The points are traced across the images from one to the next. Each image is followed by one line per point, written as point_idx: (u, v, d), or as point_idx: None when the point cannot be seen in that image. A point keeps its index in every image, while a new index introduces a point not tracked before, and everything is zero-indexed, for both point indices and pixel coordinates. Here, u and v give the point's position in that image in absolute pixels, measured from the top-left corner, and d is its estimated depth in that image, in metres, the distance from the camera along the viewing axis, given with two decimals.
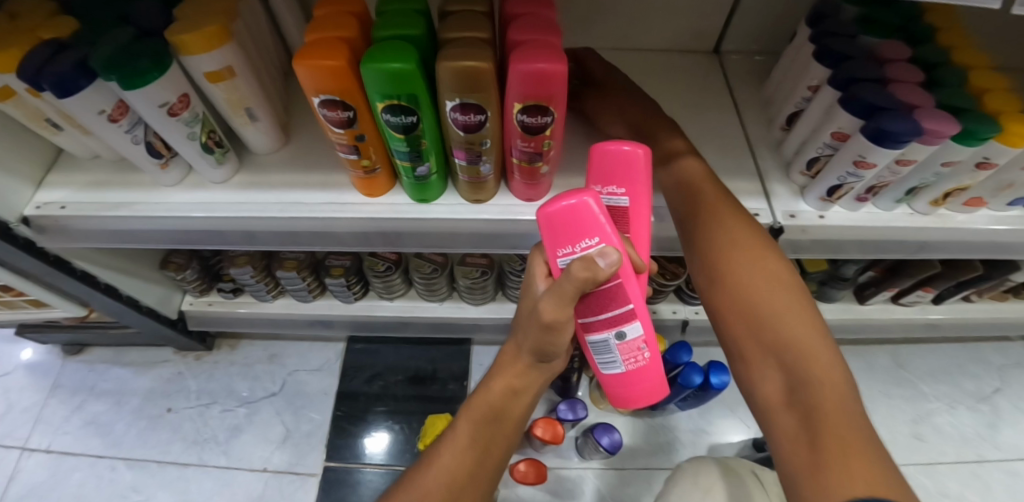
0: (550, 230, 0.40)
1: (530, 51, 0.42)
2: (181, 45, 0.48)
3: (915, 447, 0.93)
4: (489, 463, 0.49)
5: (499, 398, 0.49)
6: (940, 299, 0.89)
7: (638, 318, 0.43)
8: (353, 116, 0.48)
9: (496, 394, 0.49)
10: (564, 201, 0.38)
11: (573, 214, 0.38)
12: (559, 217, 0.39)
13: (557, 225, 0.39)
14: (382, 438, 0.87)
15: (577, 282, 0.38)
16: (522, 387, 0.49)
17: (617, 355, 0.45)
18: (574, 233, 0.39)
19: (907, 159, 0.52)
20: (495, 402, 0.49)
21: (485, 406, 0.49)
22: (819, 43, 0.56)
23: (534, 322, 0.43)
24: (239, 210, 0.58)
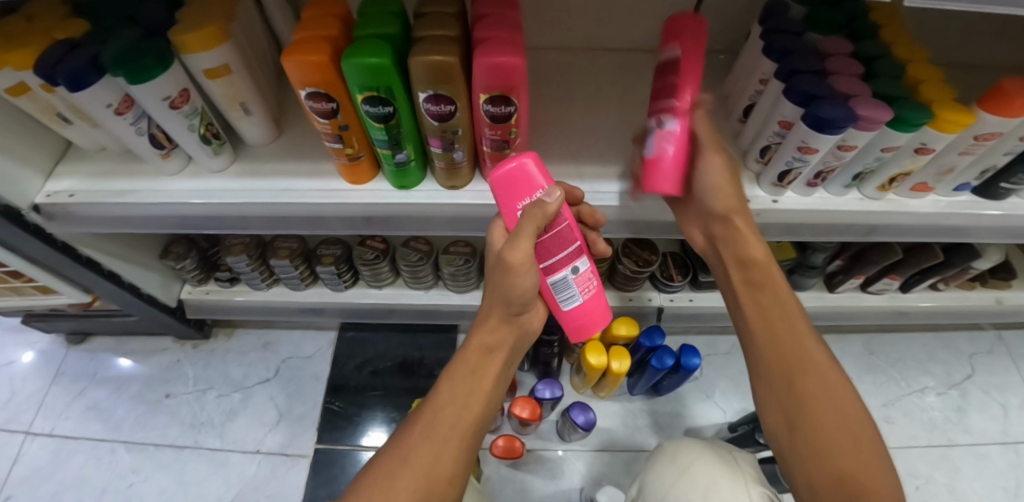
0: (502, 193, 0.48)
1: (492, 46, 0.47)
2: (183, 45, 0.53)
3: (886, 431, 0.96)
4: (472, 420, 0.52)
5: (475, 355, 0.54)
6: (907, 286, 0.93)
7: (586, 251, 0.52)
8: (337, 107, 0.53)
9: (472, 352, 0.54)
10: (509, 164, 0.47)
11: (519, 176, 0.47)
12: (511, 177, 0.47)
13: (508, 183, 0.47)
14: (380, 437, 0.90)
15: (534, 219, 0.45)
16: (495, 344, 0.54)
17: (575, 288, 0.52)
18: (525, 188, 0.47)
19: (848, 144, 0.56)
20: (472, 360, 0.54)
21: (462, 365, 0.53)
22: (769, 40, 0.60)
23: (498, 270, 0.49)
24: (233, 197, 0.63)
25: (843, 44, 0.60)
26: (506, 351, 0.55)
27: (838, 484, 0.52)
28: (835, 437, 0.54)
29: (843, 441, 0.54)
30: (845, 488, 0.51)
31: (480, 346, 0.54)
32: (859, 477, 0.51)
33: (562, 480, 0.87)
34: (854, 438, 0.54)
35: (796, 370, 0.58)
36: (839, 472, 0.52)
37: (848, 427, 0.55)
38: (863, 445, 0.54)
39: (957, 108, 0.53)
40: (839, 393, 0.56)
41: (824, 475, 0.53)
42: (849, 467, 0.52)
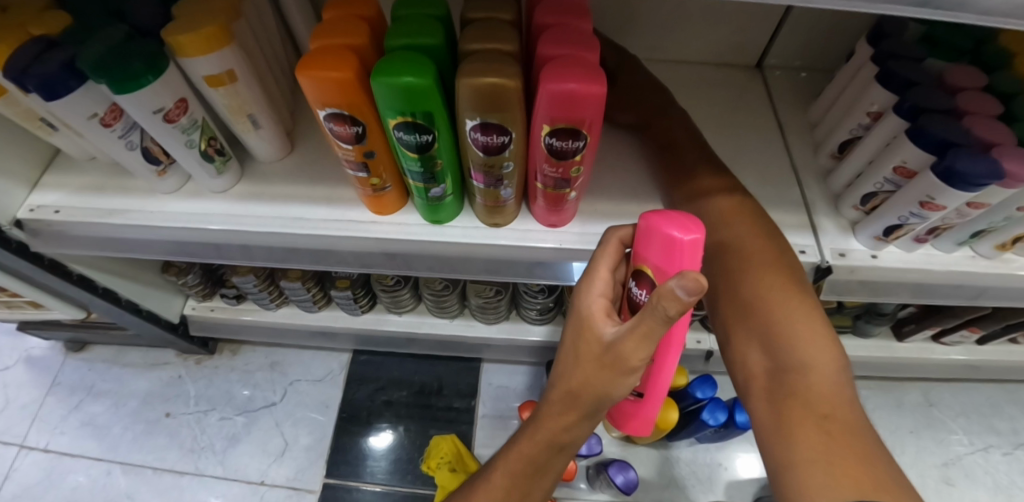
0: (666, 266, 0.35)
1: (562, 69, 0.37)
2: (178, 47, 0.44)
3: (947, 494, 0.87)
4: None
5: (537, 452, 0.49)
6: (985, 339, 0.82)
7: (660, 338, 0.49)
8: (363, 131, 0.43)
9: (536, 445, 0.49)
10: (680, 235, 0.33)
11: (678, 250, 0.34)
12: (666, 244, 0.34)
13: (675, 259, 0.34)
14: (387, 438, 0.85)
15: (654, 317, 0.32)
16: (565, 439, 0.48)
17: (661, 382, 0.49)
18: (693, 260, 0.34)
19: (979, 201, 0.46)
20: (531, 456, 0.49)
21: (523, 459, 0.49)
22: (884, 65, 0.50)
23: (596, 364, 0.40)
24: (237, 223, 0.54)
25: (974, 74, 0.49)
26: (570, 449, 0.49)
27: (758, 337, 0.44)
28: (763, 283, 0.45)
29: (769, 285, 0.44)
30: (763, 338, 0.43)
31: (544, 438, 0.48)
32: (793, 346, 0.41)
33: None
34: (783, 281, 0.44)
35: (717, 232, 0.49)
36: (756, 323, 0.44)
37: (773, 272, 0.45)
38: (791, 286, 0.44)
39: None
40: (760, 241, 0.47)
41: (744, 326, 0.45)
42: (773, 315, 0.43)
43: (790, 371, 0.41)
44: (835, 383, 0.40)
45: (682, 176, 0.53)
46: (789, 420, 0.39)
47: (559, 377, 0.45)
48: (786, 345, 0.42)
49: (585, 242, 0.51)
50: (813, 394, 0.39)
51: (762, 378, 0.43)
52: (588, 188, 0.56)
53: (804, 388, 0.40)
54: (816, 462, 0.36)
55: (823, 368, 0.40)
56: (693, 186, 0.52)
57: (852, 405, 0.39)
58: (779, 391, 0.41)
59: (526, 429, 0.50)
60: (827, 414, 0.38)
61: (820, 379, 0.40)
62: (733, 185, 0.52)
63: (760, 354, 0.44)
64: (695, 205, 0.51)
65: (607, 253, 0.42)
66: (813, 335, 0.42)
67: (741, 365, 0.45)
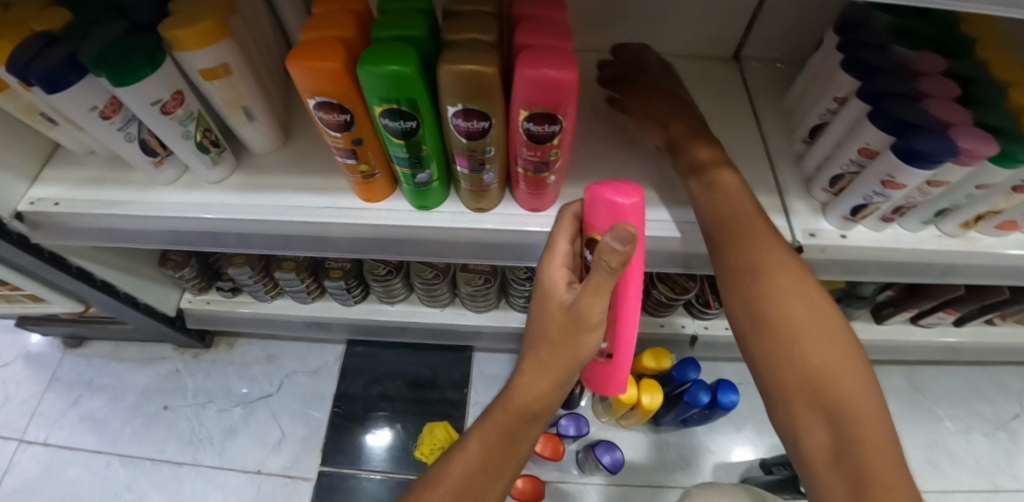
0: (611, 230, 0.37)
1: (538, 56, 0.39)
2: (175, 41, 0.46)
3: (928, 474, 0.89)
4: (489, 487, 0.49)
5: (513, 421, 0.50)
6: (962, 321, 0.85)
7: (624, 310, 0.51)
8: (350, 119, 0.45)
9: (511, 414, 0.50)
10: (620, 199, 0.36)
11: (622, 213, 0.36)
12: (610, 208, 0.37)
13: (617, 222, 0.37)
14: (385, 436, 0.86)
15: (600, 273, 0.34)
16: (541, 403, 0.49)
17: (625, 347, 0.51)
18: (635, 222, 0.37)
19: (938, 179, 0.49)
20: (507, 426, 0.50)
21: (498, 428, 0.50)
22: (850, 53, 0.52)
23: (558, 326, 0.44)
24: (233, 212, 0.56)
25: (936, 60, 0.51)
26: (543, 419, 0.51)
27: (808, 375, 0.41)
28: (805, 327, 0.42)
29: (815, 336, 0.42)
30: (810, 374, 0.41)
31: (520, 401, 0.49)
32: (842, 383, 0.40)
33: None
34: (819, 330, 0.42)
35: (748, 256, 0.46)
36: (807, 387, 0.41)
37: (813, 302, 0.43)
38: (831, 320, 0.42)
39: None
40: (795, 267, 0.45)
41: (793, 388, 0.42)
42: (814, 362, 0.41)
43: (854, 448, 0.38)
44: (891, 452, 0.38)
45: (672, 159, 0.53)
46: (852, 467, 0.38)
47: (532, 345, 0.48)
48: (842, 417, 0.39)
49: None
50: (870, 437, 0.38)
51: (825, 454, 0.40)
52: (570, 174, 0.58)
53: (867, 461, 0.37)
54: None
55: (879, 443, 0.38)
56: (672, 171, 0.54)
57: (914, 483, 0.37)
58: (834, 434, 0.39)
59: (501, 399, 0.51)
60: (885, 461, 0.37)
61: (879, 452, 0.38)
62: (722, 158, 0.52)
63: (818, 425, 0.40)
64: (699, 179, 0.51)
65: (565, 225, 0.44)
66: (854, 372, 0.41)
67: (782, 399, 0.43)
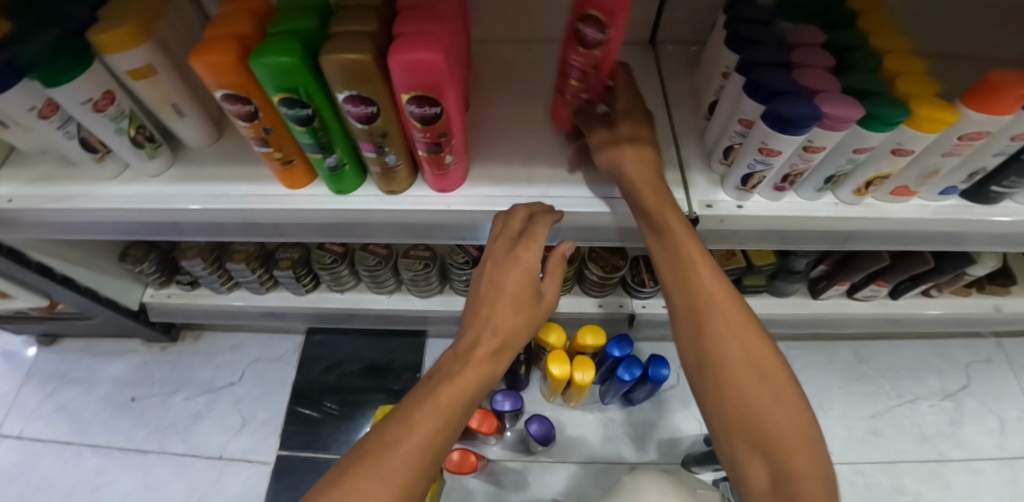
0: None
1: (409, 42, 0.43)
2: (101, 45, 0.50)
3: (873, 444, 0.91)
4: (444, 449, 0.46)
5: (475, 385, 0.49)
6: (897, 292, 0.87)
7: None
8: (255, 109, 0.49)
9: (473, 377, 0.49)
10: None
11: None
12: None
13: None
14: None
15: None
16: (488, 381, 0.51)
17: None
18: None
19: (814, 146, 0.51)
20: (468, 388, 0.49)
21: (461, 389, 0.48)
22: (732, 30, 0.56)
23: (529, 299, 0.53)
24: (168, 201, 0.60)
25: (813, 33, 0.55)
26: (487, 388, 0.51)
27: (746, 418, 0.43)
28: (765, 388, 0.44)
29: (766, 387, 0.44)
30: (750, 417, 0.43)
31: (477, 376, 0.50)
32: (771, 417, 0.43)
33: (528, 492, 0.84)
34: (763, 370, 0.45)
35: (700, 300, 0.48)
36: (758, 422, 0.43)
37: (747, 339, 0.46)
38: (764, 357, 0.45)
39: (938, 105, 0.48)
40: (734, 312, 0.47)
41: (742, 428, 0.43)
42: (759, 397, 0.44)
43: (790, 478, 0.40)
44: (828, 490, 0.40)
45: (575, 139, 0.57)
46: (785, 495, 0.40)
47: (501, 320, 0.52)
48: (782, 449, 0.41)
49: (471, 202, 0.58)
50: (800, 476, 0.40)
51: (763, 484, 0.41)
52: (481, 156, 0.62)
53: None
54: None
55: (815, 476, 0.40)
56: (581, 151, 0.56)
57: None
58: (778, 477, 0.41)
59: (454, 369, 0.50)
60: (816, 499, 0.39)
61: (814, 486, 0.40)
62: (642, 134, 0.53)
63: (756, 457, 0.42)
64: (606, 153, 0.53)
65: (519, 219, 0.54)
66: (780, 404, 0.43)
67: (728, 449, 0.44)
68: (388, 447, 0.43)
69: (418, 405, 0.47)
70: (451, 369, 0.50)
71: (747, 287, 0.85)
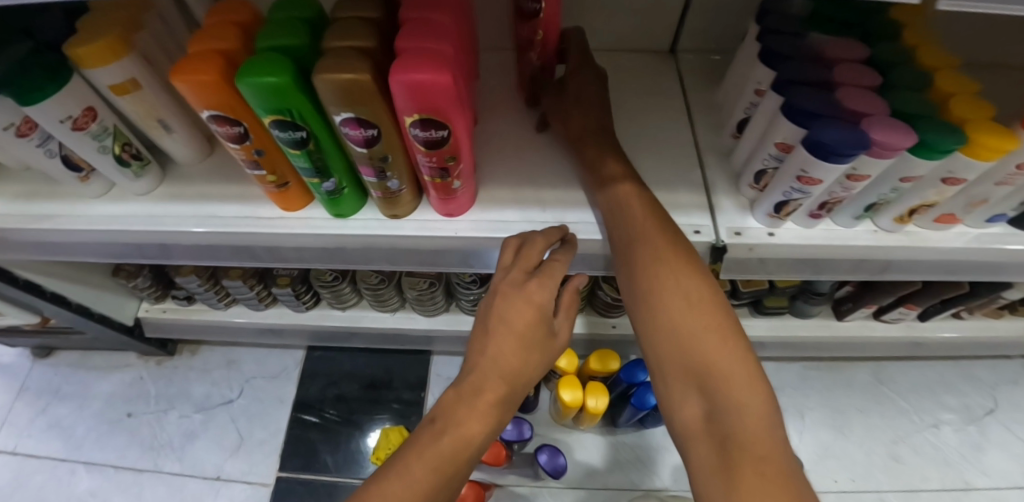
0: None
1: (411, 60, 0.38)
2: (78, 59, 0.46)
3: (893, 470, 0.86)
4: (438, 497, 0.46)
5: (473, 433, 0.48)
6: (926, 315, 0.82)
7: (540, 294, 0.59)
8: (245, 130, 0.45)
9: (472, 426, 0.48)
10: None
11: None
12: None
13: None
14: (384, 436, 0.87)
15: None
16: (493, 422, 0.50)
17: None
18: None
19: (858, 174, 0.46)
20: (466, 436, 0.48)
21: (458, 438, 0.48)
22: (765, 42, 0.51)
23: (538, 336, 0.50)
24: (155, 224, 0.57)
25: (855, 47, 0.49)
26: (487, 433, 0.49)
27: (692, 376, 0.42)
28: (703, 324, 0.43)
29: (701, 323, 0.43)
30: (695, 378, 0.42)
31: (483, 422, 0.48)
32: (718, 370, 0.41)
33: None
34: (705, 308, 0.44)
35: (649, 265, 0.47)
36: (694, 360, 0.42)
37: (695, 300, 0.44)
38: (715, 320, 0.43)
39: (998, 131, 0.43)
40: (683, 276, 0.46)
41: (679, 368, 0.43)
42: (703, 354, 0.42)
43: (724, 413, 0.39)
44: (769, 423, 0.38)
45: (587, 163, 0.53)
46: (724, 449, 0.38)
47: (507, 361, 0.49)
48: (719, 385, 0.40)
49: (479, 228, 0.54)
50: (749, 437, 0.37)
51: (696, 422, 0.41)
52: (489, 177, 0.57)
53: (742, 435, 0.37)
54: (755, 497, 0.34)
55: (758, 411, 0.39)
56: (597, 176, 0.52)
57: (788, 451, 0.37)
58: (718, 436, 0.39)
59: (458, 414, 0.48)
60: (763, 455, 0.36)
61: (755, 423, 0.38)
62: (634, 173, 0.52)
63: (693, 396, 0.42)
64: (608, 193, 0.51)
65: (534, 248, 0.50)
66: (729, 360, 0.41)
67: (676, 409, 0.43)
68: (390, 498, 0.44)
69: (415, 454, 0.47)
70: (451, 415, 0.49)
71: (767, 308, 0.80)
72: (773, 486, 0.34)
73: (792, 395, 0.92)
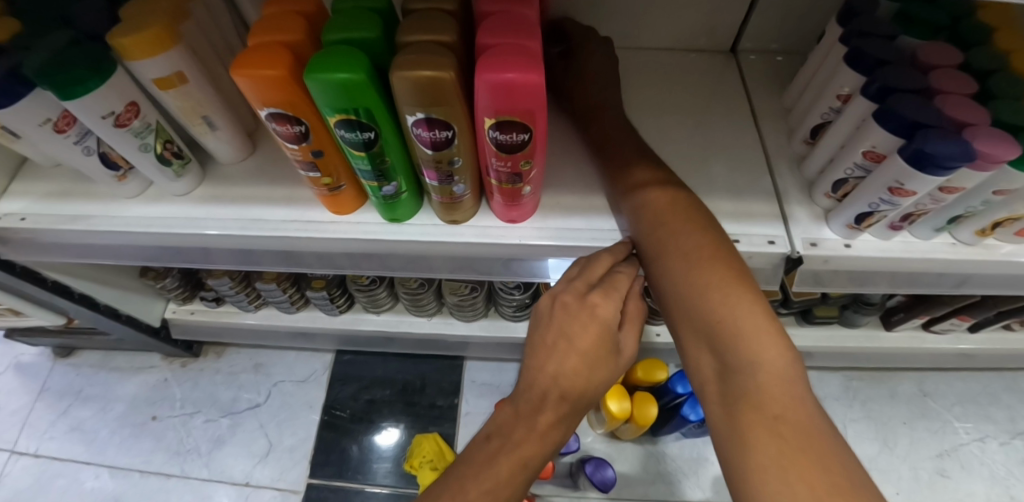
0: None
1: (497, 58, 0.35)
2: (123, 50, 0.43)
3: (939, 485, 0.86)
4: None
5: (530, 450, 0.46)
6: (976, 327, 0.80)
7: None
8: (306, 130, 0.42)
9: (531, 442, 0.46)
10: None
11: None
12: None
13: None
14: (391, 434, 0.86)
15: None
16: (551, 442, 0.47)
17: None
18: None
19: (952, 186, 0.44)
20: (523, 454, 0.45)
21: (514, 456, 0.45)
22: (852, 44, 0.48)
23: (606, 352, 0.46)
24: (196, 226, 0.54)
25: (948, 51, 0.47)
26: (546, 451, 0.47)
27: (702, 336, 0.41)
28: (712, 281, 0.41)
29: (708, 279, 0.41)
30: (707, 338, 0.41)
31: (542, 442, 0.46)
32: (729, 330, 0.39)
33: None
34: (714, 264, 0.42)
35: (654, 230, 0.46)
36: (704, 318, 0.41)
37: (705, 259, 0.43)
38: (731, 280, 0.41)
39: None
40: (693, 238, 0.44)
41: (690, 325, 0.42)
42: (716, 314, 0.40)
43: (737, 370, 0.39)
44: (787, 377, 0.37)
45: (617, 173, 0.50)
46: (736, 409, 0.38)
47: (571, 378, 0.45)
48: (731, 345, 0.39)
49: (545, 236, 0.51)
50: (763, 395, 0.37)
51: (709, 381, 0.40)
52: (550, 183, 0.55)
53: (755, 391, 0.37)
54: (767, 456, 0.34)
55: (772, 364, 0.38)
56: (631, 182, 0.49)
57: (807, 402, 0.37)
58: (730, 395, 0.39)
59: (515, 435, 0.46)
60: (778, 415, 0.36)
61: (772, 377, 0.37)
62: (667, 177, 0.49)
63: (705, 353, 0.41)
64: (632, 199, 0.48)
65: (596, 267, 0.47)
66: (744, 318, 0.39)
67: (691, 368, 0.43)
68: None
69: (472, 468, 0.45)
70: (510, 431, 0.46)
71: (816, 318, 0.78)
72: (786, 446, 0.34)
73: (835, 406, 0.93)
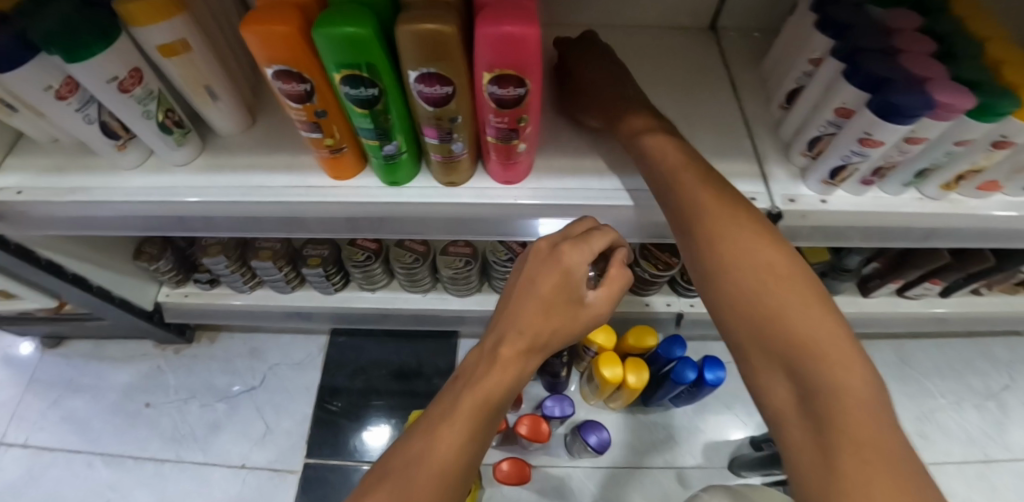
0: None
1: (496, 13, 0.37)
2: (129, 15, 0.44)
3: (919, 446, 0.90)
4: (464, 454, 0.41)
5: (497, 391, 0.44)
6: (947, 291, 0.84)
7: None
8: (311, 88, 0.44)
9: (496, 382, 0.44)
10: None
11: None
12: None
13: None
14: (383, 432, 0.86)
15: None
16: (518, 385, 0.46)
17: None
18: None
19: (916, 137, 0.47)
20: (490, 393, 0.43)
21: (481, 394, 0.43)
22: (823, 12, 0.51)
23: (568, 300, 0.47)
24: (200, 193, 0.55)
25: (909, 17, 0.50)
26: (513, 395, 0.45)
27: (746, 311, 0.39)
28: (755, 254, 0.40)
29: (751, 252, 0.40)
30: (751, 313, 0.39)
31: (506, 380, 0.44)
32: (779, 303, 0.38)
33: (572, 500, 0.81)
34: (752, 241, 0.41)
35: (688, 202, 0.44)
36: (748, 291, 0.39)
37: (746, 233, 0.41)
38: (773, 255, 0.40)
39: None
40: (729, 211, 0.43)
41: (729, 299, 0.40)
42: (766, 288, 0.38)
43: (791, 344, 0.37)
44: (846, 350, 0.36)
45: (615, 120, 0.53)
46: (803, 385, 0.35)
47: (531, 323, 0.46)
48: (784, 318, 0.37)
49: (540, 196, 0.53)
50: (829, 371, 0.35)
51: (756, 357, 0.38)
52: (543, 148, 0.57)
53: (819, 367, 0.35)
54: (848, 432, 0.32)
55: (832, 338, 0.36)
56: (627, 129, 0.52)
57: (871, 376, 0.35)
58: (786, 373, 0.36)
59: (478, 374, 0.45)
60: (848, 390, 0.34)
61: (834, 351, 0.35)
62: (662, 125, 0.51)
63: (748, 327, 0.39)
64: (651, 166, 0.48)
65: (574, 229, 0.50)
66: (793, 291, 0.38)
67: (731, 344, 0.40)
68: (409, 465, 0.40)
69: (439, 410, 0.43)
70: (475, 373, 0.45)
71: None
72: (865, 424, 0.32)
73: None
